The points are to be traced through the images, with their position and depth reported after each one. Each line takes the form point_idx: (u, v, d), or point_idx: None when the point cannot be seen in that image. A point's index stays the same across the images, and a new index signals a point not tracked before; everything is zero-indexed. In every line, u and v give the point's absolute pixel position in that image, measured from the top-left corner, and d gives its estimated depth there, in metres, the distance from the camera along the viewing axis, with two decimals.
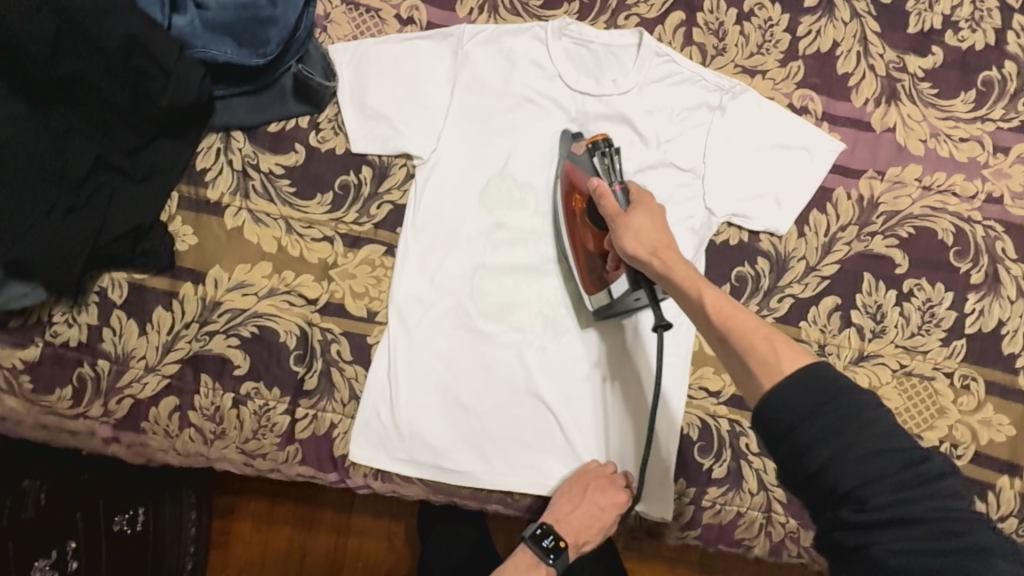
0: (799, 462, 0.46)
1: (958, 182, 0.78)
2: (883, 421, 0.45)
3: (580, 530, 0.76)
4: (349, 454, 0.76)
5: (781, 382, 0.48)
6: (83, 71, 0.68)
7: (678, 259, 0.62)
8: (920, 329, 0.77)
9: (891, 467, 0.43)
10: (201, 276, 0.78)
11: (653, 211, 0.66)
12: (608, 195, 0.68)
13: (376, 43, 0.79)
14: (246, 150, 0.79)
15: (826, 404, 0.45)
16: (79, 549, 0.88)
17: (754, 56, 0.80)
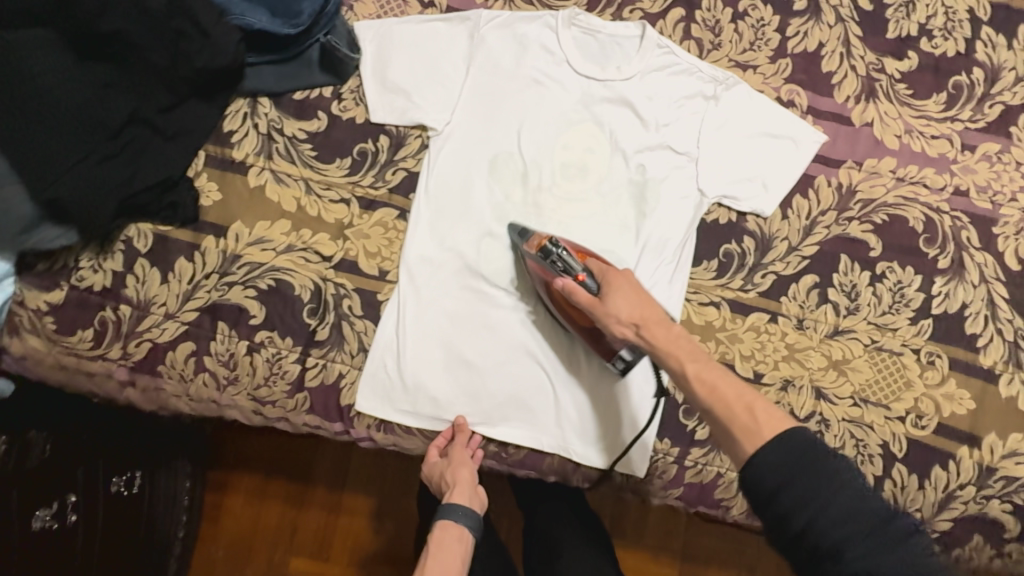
0: (785, 522, 0.55)
1: (929, 175, 0.85)
2: (850, 483, 0.55)
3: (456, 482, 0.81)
4: (356, 404, 0.81)
5: (764, 450, 0.58)
6: (127, 30, 0.73)
7: (660, 333, 0.69)
8: (890, 308, 0.83)
9: (861, 525, 0.53)
10: (223, 230, 0.82)
11: (621, 290, 0.72)
12: (576, 289, 0.74)
13: (398, 23, 0.85)
14: (271, 115, 0.84)
15: (805, 468, 0.56)
16: (77, 503, 0.89)
17: (747, 52, 0.87)
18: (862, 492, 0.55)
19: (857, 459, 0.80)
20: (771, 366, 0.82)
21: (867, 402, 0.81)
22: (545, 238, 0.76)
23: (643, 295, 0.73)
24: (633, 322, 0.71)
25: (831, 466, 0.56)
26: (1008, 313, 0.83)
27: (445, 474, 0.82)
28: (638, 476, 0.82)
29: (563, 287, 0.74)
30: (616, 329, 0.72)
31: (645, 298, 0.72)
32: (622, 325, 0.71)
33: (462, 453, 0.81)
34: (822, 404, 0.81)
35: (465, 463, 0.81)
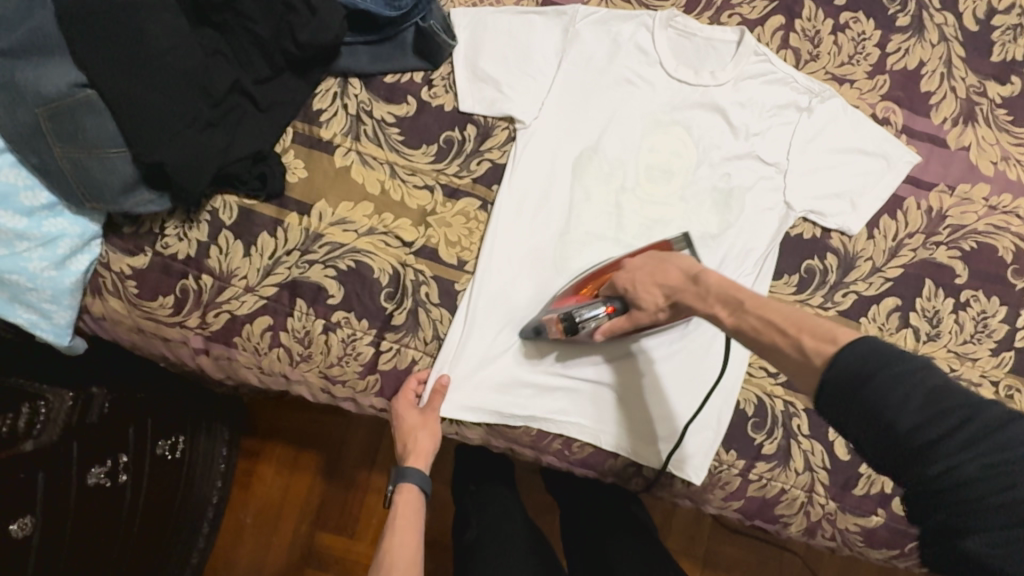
0: (871, 425, 0.49)
1: (1022, 205, 0.84)
2: (926, 380, 0.49)
3: (417, 448, 0.81)
4: (442, 413, 0.80)
5: (837, 356, 0.51)
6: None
7: (692, 294, 0.68)
8: (972, 337, 0.82)
9: (948, 421, 0.47)
10: (307, 208, 0.83)
11: (636, 284, 0.73)
12: (615, 323, 0.76)
13: (494, 13, 0.85)
14: (362, 96, 0.84)
15: (885, 367, 0.49)
16: (128, 464, 0.89)
17: (845, 65, 0.85)
18: (946, 386, 0.49)
19: None
20: None
21: None
22: (556, 320, 0.75)
23: (657, 266, 0.73)
24: (667, 297, 0.71)
25: (910, 364, 0.49)
26: None
27: (405, 441, 0.81)
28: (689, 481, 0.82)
29: (603, 332, 0.76)
30: (661, 311, 0.73)
31: (656, 267, 0.73)
32: (659, 306, 0.72)
33: (432, 422, 0.80)
34: None
35: (430, 433, 0.80)
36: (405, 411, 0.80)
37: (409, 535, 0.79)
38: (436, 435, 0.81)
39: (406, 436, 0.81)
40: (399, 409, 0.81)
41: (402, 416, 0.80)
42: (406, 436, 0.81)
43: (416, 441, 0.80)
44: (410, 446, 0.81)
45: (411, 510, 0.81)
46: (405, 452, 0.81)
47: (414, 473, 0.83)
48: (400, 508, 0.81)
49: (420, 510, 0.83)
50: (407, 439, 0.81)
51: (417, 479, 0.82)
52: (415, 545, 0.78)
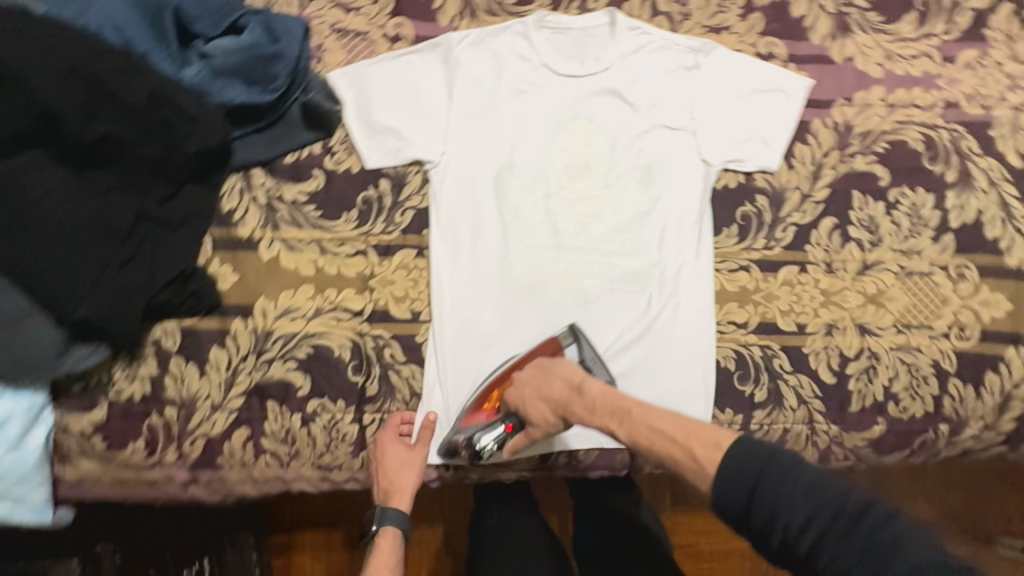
0: (767, 522, 0.53)
1: (918, 95, 0.87)
2: (804, 477, 0.54)
3: (398, 486, 0.79)
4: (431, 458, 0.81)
5: (723, 457, 0.57)
6: (117, 132, 0.72)
7: (580, 407, 0.71)
8: (911, 232, 0.85)
9: (826, 516, 0.51)
10: (249, 310, 0.82)
11: (525, 401, 0.75)
12: (517, 439, 0.77)
13: (372, 64, 0.84)
14: (268, 184, 0.83)
15: (761, 473, 0.55)
16: None
17: (717, 15, 0.87)
18: (819, 483, 0.53)
19: (912, 383, 0.83)
20: (812, 315, 0.84)
21: (909, 327, 0.84)
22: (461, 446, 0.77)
23: (542, 378, 0.75)
24: (555, 412, 0.74)
25: (789, 463, 0.55)
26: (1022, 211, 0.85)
27: (385, 478, 0.79)
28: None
29: (508, 451, 0.78)
30: (552, 424, 0.75)
31: (543, 386, 0.75)
32: (554, 423, 0.75)
33: (421, 456, 0.79)
34: (867, 339, 0.84)
35: (412, 468, 0.79)
36: (391, 446, 0.79)
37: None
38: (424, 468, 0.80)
39: (389, 474, 0.79)
40: (385, 444, 0.79)
41: (387, 450, 0.78)
42: (387, 469, 0.79)
43: (397, 478, 0.79)
44: (386, 486, 0.79)
45: (389, 552, 0.80)
46: (386, 490, 0.79)
47: (394, 513, 0.81)
48: (377, 545, 0.80)
49: (396, 553, 0.80)
50: (390, 475, 0.79)
51: (398, 519, 0.81)
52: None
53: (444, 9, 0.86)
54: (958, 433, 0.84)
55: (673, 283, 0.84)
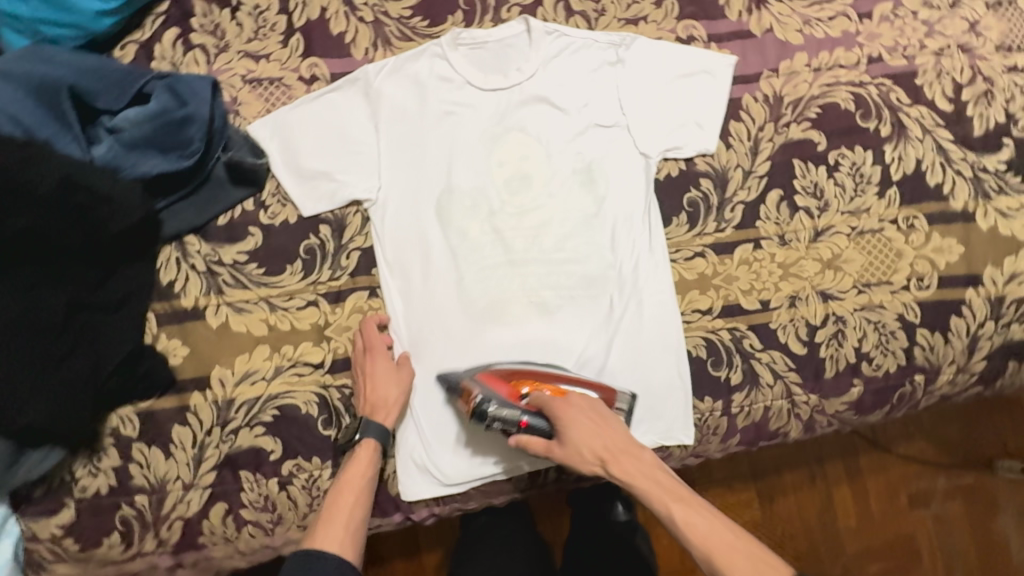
0: None
1: (841, 55, 0.87)
2: None
3: (387, 397, 0.77)
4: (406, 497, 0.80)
5: None
6: (39, 224, 0.69)
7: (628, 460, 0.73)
8: (855, 192, 0.85)
9: None
10: (206, 381, 0.79)
11: (576, 426, 0.74)
12: (529, 437, 0.76)
13: (291, 109, 0.82)
14: (204, 249, 0.80)
15: None
16: None
17: (631, 7, 0.87)
18: None
19: (881, 341, 0.84)
20: (773, 290, 0.83)
21: (870, 286, 0.84)
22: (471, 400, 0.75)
23: (592, 420, 0.75)
24: (598, 456, 0.73)
25: None
26: (959, 153, 0.86)
27: (371, 384, 0.77)
28: (681, 444, 0.83)
29: (516, 439, 0.76)
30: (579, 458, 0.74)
31: (595, 425, 0.74)
32: (589, 461, 0.74)
33: (407, 375, 0.79)
34: (831, 304, 0.84)
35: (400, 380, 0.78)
36: (377, 361, 0.78)
37: (345, 494, 0.72)
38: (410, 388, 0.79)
39: (377, 384, 0.77)
40: (371, 356, 0.78)
41: (375, 365, 0.77)
42: (372, 383, 0.77)
43: (381, 387, 0.77)
44: (368, 393, 0.77)
45: (364, 468, 0.75)
46: (371, 404, 0.76)
47: (375, 429, 0.76)
48: (356, 455, 0.75)
49: (368, 474, 0.75)
50: (375, 389, 0.77)
51: (378, 433, 0.76)
52: (350, 498, 0.72)
53: (356, 41, 0.84)
54: (933, 381, 0.85)
55: (633, 280, 0.83)
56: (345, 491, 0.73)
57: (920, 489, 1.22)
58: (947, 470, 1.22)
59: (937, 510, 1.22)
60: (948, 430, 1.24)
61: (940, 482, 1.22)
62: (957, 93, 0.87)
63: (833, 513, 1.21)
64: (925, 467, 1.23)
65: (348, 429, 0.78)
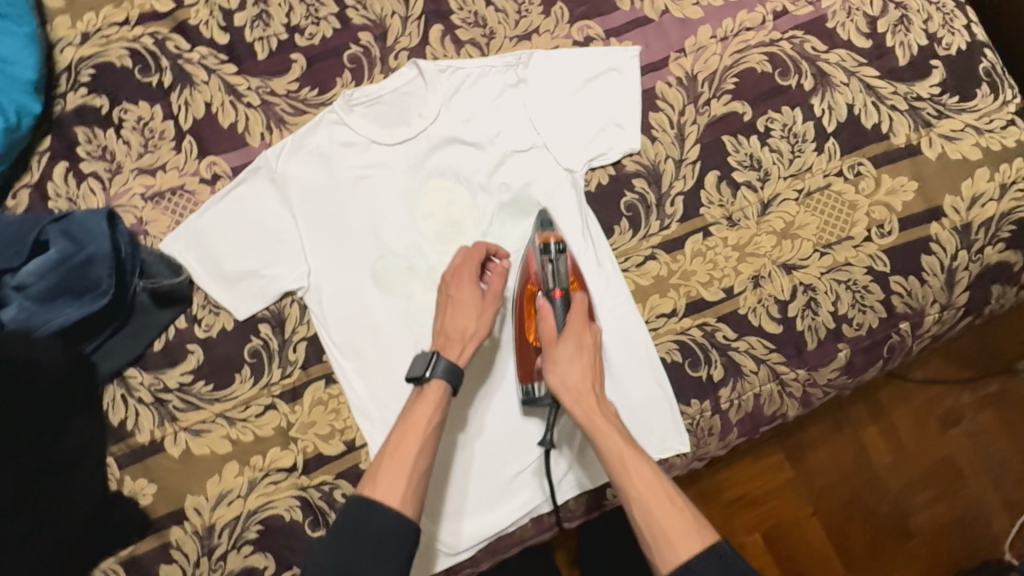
0: None
1: (744, 18, 0.83)
2: None
3: (466, 326, 0.74)
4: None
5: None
6: None
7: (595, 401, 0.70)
8: (794, 154, 0.81)
9: None
10: (181, 513, 0.76)
11: (581, 352, 0.71)
12: (550, 316, 0.73)
13: (200, 216, 0.78)
14: (147, 379, 0.77)
15: None
16: None
17: (519, 22, 0.83)
18: None
19: (856, 299, 0.80)
20: (733, 276, 0.80)
21: (831, 246, 0.80)
22: (552, 239, 0.75)
23: (591, 360, 0.72)
24: (575, 381, 0.71)
25: None
26: (889, 88, 0.82)
27: (452, 308, 0.75)
28: (679, 453, 0.79)
29: (543, 305, 0.73)
30: (561, 369, 0.71)
31: (594, 366, 0.72)
32: (567, 379, 0.71)
33: (490, 310, 0.75)
34: (796, 275, 0.80)
35: (480, 314, 0.75)
36: (463, 286, 0.75)
37: (408, 440, 0.68)
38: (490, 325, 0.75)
39: (465, 307, 0.75)
40: (459, 280, 0.76)
41: (462, 289, 0.75)
42: (452, 309, 0.74)
43: (460, 316, 0.74)
44: (444, 313, 0.75)
45: (431, 409, 0.70)
46: (445, 334, 0.73)
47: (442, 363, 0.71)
48: (422, 396, 0.70)
49: (431, 423, 0.69)
50: (455, 319, 0.74)
51: (447, 372, 0.70)
52: (412, 448, 0.67)
53: (248, 129, 0.80)
54: (920, 325, 0.81)
55: (590, 301, 0.80)
56: (409, 434, 0.68)
57: (948, 409, 1.18)
58: (969, 384, 1.19)
59: (968, 426, 1.18)
60: (961, 345, 1.20)
61: (965, 398, 1.19)
62: (872, 27, 0.83)
63: (868, 455, 1.16)
64: (947, 388, 1.18)
65: (415, 361, 0.72)
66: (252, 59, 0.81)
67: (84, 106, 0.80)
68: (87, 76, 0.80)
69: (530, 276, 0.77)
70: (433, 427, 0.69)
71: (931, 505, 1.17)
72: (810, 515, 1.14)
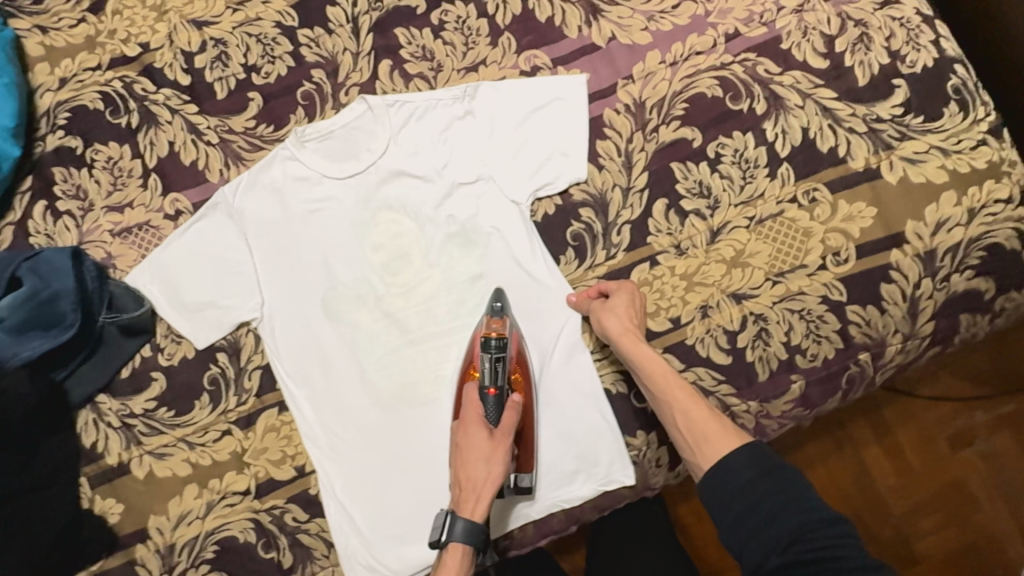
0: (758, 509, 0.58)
1: (695, 42, 0.82)
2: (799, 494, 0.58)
3: (474, 474, 0.71)
4: None
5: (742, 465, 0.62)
6: None
7: (635, 332, 0.74)
8: (745, 180, 0.80)
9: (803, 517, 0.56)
10: (146, 532, 0.80)
11: (613, 306, 0.75)
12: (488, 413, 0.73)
13: (162, 250, 0.82)
14: (115, 405, 0.82)
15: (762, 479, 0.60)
16: None
17: (467, 54, 0.84)
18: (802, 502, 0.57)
19: (810, 330, 0.78)
20: (680, 305, 0.79)
21: (784, 275, 0.78)
22: (490, 332, 0.74)
23: (626, 303, 0.75)
24: (624, 311, 0.74)
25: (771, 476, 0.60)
26: (847, 110, 0.79)
27: (460, 458, 0.72)
28: (624, 485, 0.79)
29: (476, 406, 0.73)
30: (598, 307, 0.75)
31: (635, 308, 0.75)
32: (626, 313, 0.74)
33: (501, 450, 0.71)
34: (746, 305, 0.78)
35: (490, 465, 0.71)
36: (471, 432, 0.72)
37: None
38: (501, 464, 0.71)
39: (474, 455, 0.71)
40: (465, 427, 0.73)
41: (470, 436, 0.72)
42: (460, 457, 0.72)
43: (468, 469, 0.71)
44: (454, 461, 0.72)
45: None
46: (458, 483, 0.71)
47: (458, 522, 0.69)
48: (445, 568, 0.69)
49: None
50: (465, 468, 0.71)
51: (464, 534, 0.69)
52: None
53: (208, 165, 0.84)
54: (883, 355, 0.77)
55: (538, 343, 0.80)
56: None
57: (959, 429, 1.01)
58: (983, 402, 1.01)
59: (983, 448, 1.01)
60: (972, 357, 1.03)
61: (980, 417, 1.01)
62: (830, 46, 0.80)
63: (868, 475, 1.01)
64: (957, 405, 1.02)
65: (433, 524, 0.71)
66: (213, 99, 0.85)
67: (62, 147, 0.85)
68: (64, 119, 0.86)
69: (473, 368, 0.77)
70: None
71: (938, 532, 1.00)
72: None
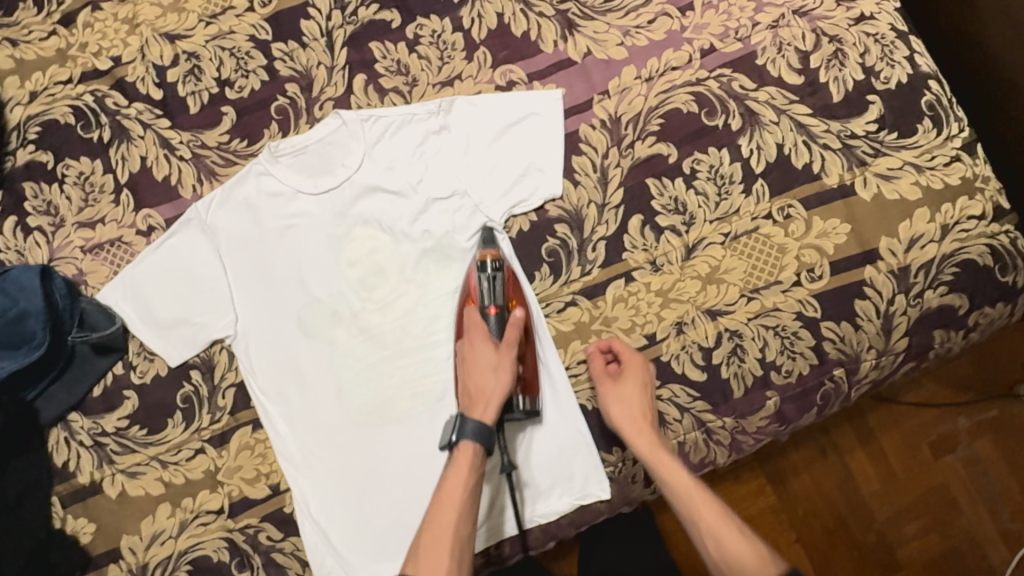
0: None
1: (671, 57, 0.81)
2: None
3: (484, 384, 0.72)
4: None
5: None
6: None
7: (650, 426, 0.73)
8: (720, 197, 0.79)
9: None
10: (118, 552, 0.79)
11: (627, 400, 0.73)
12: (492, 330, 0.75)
13: (134, 267, 0.81)
14: (87, 423, 0.81)
15: None
16: None
17: (442, 69, 0.83)
18: None
19: (784, 346, 0.78)
20: (656, 322, 0.79)
21: (758, 291, 0.78)
22: (483, 255, 0.77)
23: (638, 395, 0.74)
24: (639, 406, 0.73)
25: None
26: (821, 126, 0.79)
27: (467, 371, 0.74)
28: (599, 499, 0.79)
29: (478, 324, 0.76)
30: (610, 398, 0.74)
31: (648, 400, 0.74)
32: (641, 409, 0.73)
33: (508, 358, 0.72)
34: (721, 321, 0.78)
35: (497, 372, 0.72)
36: (477, 345, 0.74)
37: (446, 509, 0.65)
38: (507, 372, 0.72)
39: (481, 368, 0.73)
40: (470, 342, 0.75)
41: (476, 349, 0.74)
42: (467, 371, 0.74)
43: (475, 380, 0.72)
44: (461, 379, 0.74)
45: (466, 472, 0.68)
46: (469, 395, 0.72)
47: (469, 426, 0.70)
48: (456, 462, 0.69)
49: (468, 484, 0.67)
50: (474, 380, 0.73)
51: (475, 433, 0.69)
52: (451, 514, 0.65)
53: (181, 181, 0.83)
54: (857, 371, 0.77)
55: None
56: (446, 505, 0.66)
57: (944, 434, 1.02)
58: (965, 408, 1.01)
59: (966, 453, 1.01)
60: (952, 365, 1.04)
61: (962, 423, 1.02)
62: (805, 62, 0.80)
63: (851, 483, 1.01)
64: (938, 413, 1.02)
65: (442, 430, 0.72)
66: (186, 113, 0.84)
67: (32, 162, 0.84)
68: (34, 133, 0.85)
69: (469, 293, 0.78)
70: (475, 494, 0.67)
71: (920, 540, 1.00)
72: (792, 543, 1.00)
